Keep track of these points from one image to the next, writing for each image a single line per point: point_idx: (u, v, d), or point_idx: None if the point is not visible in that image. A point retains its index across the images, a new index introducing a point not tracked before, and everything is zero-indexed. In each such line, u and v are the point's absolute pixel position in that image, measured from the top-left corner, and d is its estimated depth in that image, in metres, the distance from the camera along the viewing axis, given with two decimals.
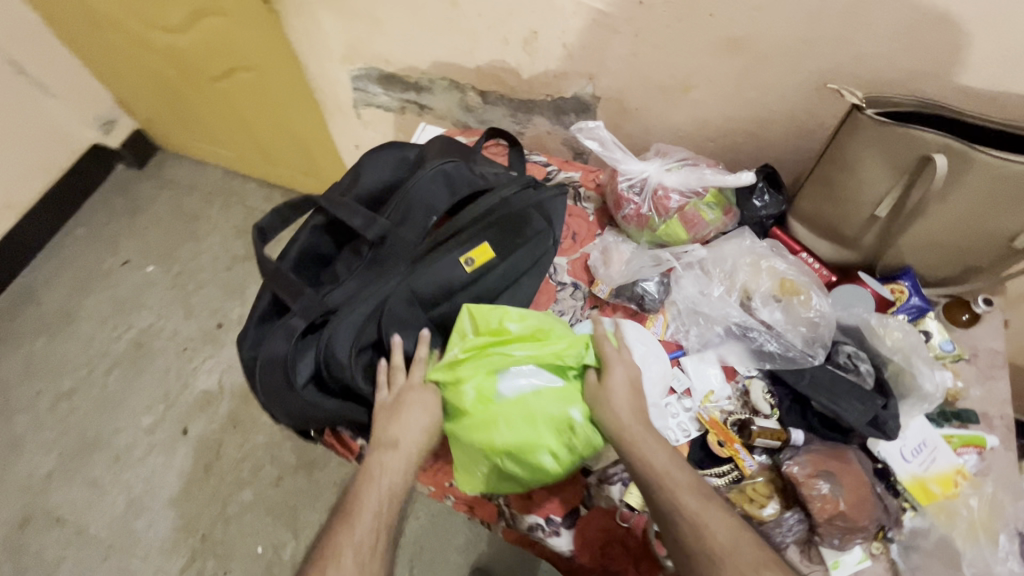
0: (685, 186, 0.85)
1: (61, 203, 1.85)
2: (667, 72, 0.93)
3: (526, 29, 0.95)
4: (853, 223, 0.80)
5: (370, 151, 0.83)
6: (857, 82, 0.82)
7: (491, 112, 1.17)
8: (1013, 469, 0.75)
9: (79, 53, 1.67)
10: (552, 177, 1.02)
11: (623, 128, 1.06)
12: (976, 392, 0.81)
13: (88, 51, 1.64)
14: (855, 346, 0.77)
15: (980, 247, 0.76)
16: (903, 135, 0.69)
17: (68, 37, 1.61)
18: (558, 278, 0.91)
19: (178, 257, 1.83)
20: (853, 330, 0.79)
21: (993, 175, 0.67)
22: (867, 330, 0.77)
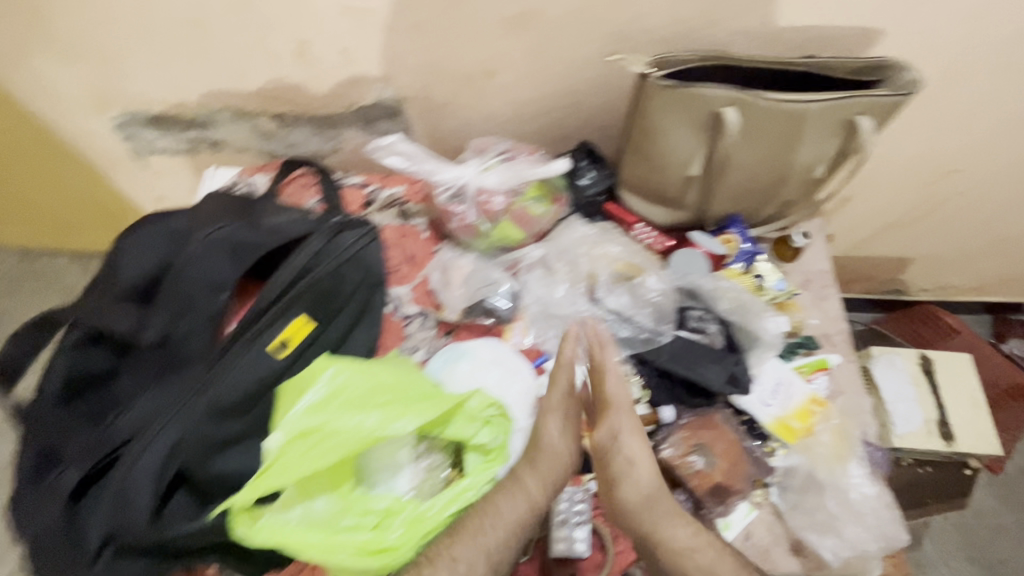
0: (504, 186, 0.79)
1: None
2: (463, 61, 0.85)
3: (294, 40, 0.82)
4: (675, 186, 0.79)
5: (129, 231, 0.68)
6: (647, 41, 0.80)
7: (294, 135, 1.03)
8: (856, 378, 0.81)
9: None
10: (373, 199, 0.91)
11: (440, 126, 0.97)
12: (815, 316, 0.85)
13: None
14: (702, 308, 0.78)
15: (788, 183, 0.78)
16: (692, 96, 0.67)
17: None
18: (402, 311, 0.82)
19: None
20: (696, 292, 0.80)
21: (780, 118, 0.68)
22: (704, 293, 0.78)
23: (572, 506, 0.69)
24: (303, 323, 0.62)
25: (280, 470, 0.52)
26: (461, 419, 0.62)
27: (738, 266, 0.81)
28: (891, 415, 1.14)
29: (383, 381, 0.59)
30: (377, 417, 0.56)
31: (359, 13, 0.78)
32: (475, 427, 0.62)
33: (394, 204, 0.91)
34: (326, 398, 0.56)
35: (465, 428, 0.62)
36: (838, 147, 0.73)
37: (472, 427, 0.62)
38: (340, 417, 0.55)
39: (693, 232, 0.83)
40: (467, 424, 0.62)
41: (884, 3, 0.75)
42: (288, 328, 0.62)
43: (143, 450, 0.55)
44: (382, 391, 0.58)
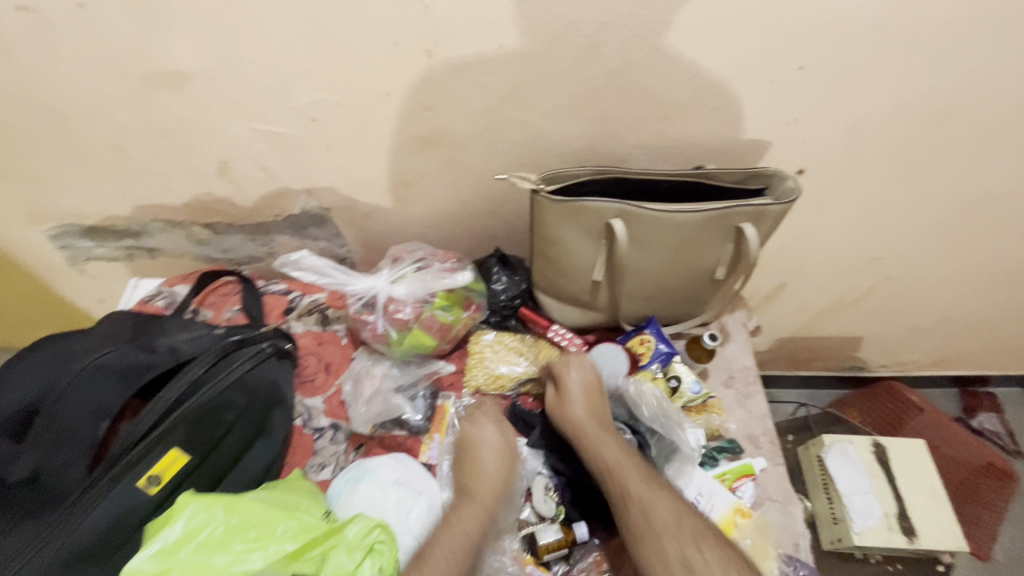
0: (414, 296, 0.80)
1: None
2: (380, 175, 0.89)
3: (214, 160, 0.86)
4: (583, 290, 0.80)
5: (16, 357, 0.67)
6: (550, 156, 0.85)
7: (227, 242, 1.05)
8: (783, 483, 0.78)
9: None
10: (295, 306, 0.91)
11: (367, 231, 1.00)
12: (739, 416, 0.83)
13: None
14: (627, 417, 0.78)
15: (693, 284, 0.80)
16: (581, 210, 0.70)
17: None
18: (313, 424, 0.80)
19: None
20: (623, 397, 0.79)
21: (669, 228, 0.71)
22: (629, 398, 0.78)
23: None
24: (176, 456, 0.62)
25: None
26: (339, 553, 0.57)
27: (655, 366, 0.81)
28: (847, 508, 1.11)
29: (245, 521, 0.57)
30: (226, 559, 0.54)
31: (274, 135, 0.82)
32: (356, 558, 0.58)
33: (315, 310, 0.91)
34: (178, 541, 0.54)
35: (342, 564, 0.57)
36: (732, 252, 0.75)
37: (349, 562, 0.57)
38: (186, 562, 0.53)
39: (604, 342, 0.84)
40: (347, 558, 0.57)
41: (764, 117, 0.80)
42: (158, 463, 0.61)
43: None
44: (240, 530, 0.56)
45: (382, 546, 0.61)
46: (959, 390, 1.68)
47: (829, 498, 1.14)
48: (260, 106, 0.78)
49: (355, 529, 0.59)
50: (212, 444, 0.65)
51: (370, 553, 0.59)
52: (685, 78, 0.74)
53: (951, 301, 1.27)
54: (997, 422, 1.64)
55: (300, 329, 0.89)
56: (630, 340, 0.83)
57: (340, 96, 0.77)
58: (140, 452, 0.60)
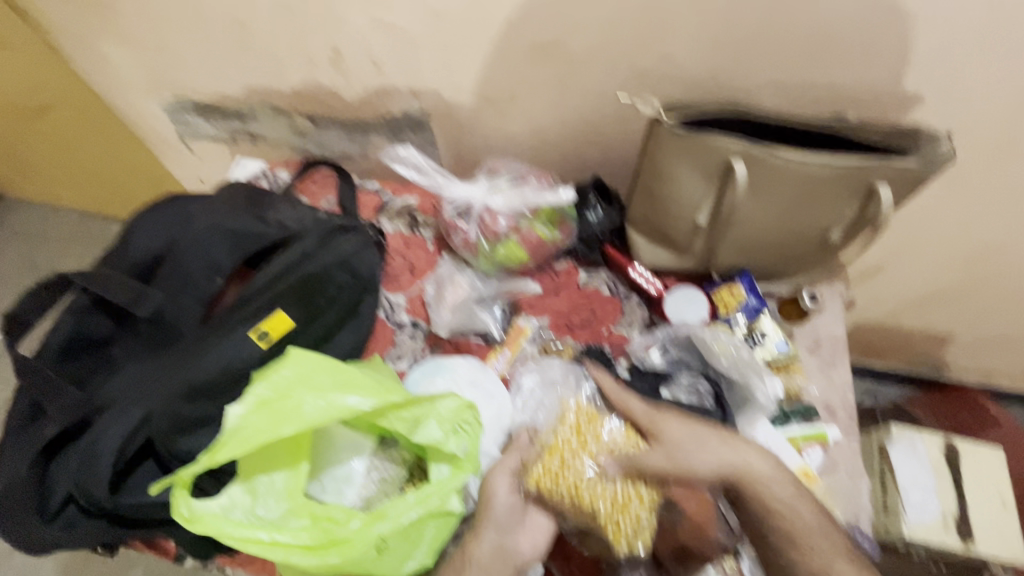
0: (511, 209, 0.79)
1: None
2: (488, 83, 0.87)
3: (330, 47, 0.86)
4: (681, 232, 0.77)
5: (145, 208, 0.72)
6: (672, 82, 0.79)
7: (325, 136, 1.07)
8: (854, 458, 0.76)
9: None
10: (387, 207, 0.93)
11: (462, 142, 0.99)
12: (819, 383, 0.80)
13: None
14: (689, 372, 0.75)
15: (801, 242, 0.75)
16: (702, 144, 0.66)
17: None
18: (395, 318, 0.83)
19: None
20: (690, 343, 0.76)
21: (793, 177, 0.65)
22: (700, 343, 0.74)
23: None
24: (284, 319, 0.65)
25: (234, 442, 0.50)
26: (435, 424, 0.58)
27: (739, 319, 0.78)
28: (902, 499, 1.07)
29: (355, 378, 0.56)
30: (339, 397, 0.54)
31: (391, 27, 0.81)
32: (443, 430, 0.58)
33: (405, 214, 0.92)
34: (294, 380, 0.54)
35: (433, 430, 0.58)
36: (856, 213, 0.69)
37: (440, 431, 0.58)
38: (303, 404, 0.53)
39: (687, 289, 0.81)
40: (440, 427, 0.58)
41: (922, 67, 0.71)
42: (267, 321, 0.65)
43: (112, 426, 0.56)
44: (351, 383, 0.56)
45: (471, 426, 0.59)
46: None
47: (883, 487, 1.10)
48: None
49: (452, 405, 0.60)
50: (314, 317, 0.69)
51: (463, 429, 0.59)
52: (845, 8, 0.66)
53: None
54: None
55: (389, 229, 0.91)
56: (716, 290, 0.80)
57: None
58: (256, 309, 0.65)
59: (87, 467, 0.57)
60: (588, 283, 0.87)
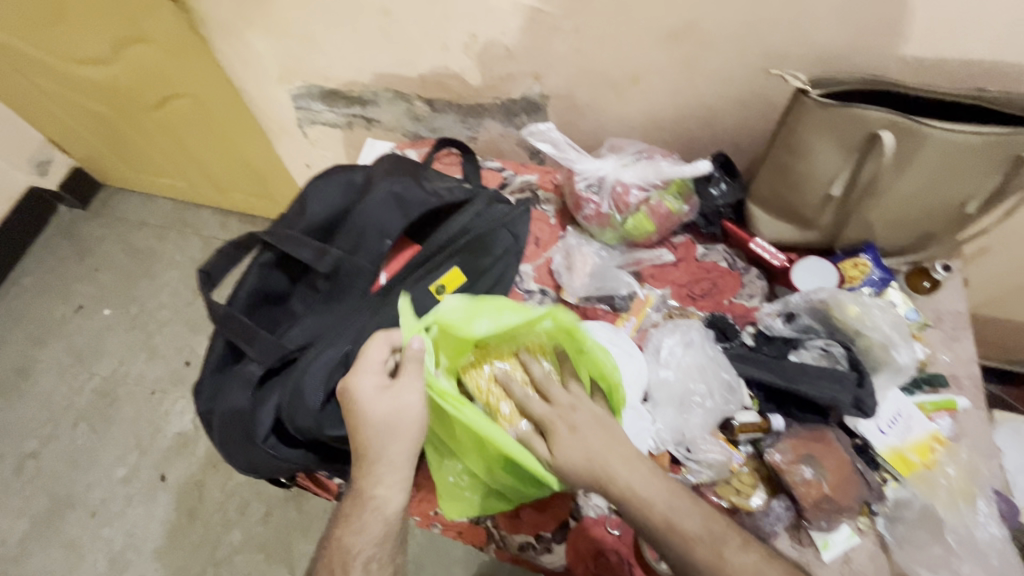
0: (643, 181, 0.83)
1: None
2: (613, 65, 0.91)
3: (465, 34, 0.93)
4: (811, 204, 0.80)
5: (316, 177, 0.80)
6: (800, 62, 0.82)
7: (441, 120, 1.14)
8: (986, 428, 0.77)
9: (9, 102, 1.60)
10: (509, 183, 0.99)
11: (575, 124, 1.04)
12: (943, 355, 0.82)
13: (15, 99, 1.57)
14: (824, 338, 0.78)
15: (933, 213, 0.76)
16: (847, 115, 0.69)
17: None
18: (525, 286, 0.89)
19: (133, 299, 1.75)
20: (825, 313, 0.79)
21: (938, 146, 0.68)
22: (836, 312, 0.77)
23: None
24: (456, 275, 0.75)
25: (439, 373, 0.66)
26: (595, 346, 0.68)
27: (866, 291, 0.81)
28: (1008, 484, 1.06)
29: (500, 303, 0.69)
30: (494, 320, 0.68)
31: (528, 13, 0.86)
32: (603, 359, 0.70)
33: (527, 190, 0.98)
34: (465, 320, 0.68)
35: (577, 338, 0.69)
36: (997, 183, 0.71)
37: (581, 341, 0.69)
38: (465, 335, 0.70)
39: (813, 260, 0.84)
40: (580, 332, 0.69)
41: None
42: (444, 277, 0.74)
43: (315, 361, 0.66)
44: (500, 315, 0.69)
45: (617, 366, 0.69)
46: None
47: None
48: None
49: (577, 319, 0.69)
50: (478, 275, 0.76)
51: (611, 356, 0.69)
52: None
53: None
54: None
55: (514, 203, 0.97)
56: (841, 262, 0.83)
57: None
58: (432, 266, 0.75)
59: (294, 398, 0.64)
60: (706, 257, 0.90)
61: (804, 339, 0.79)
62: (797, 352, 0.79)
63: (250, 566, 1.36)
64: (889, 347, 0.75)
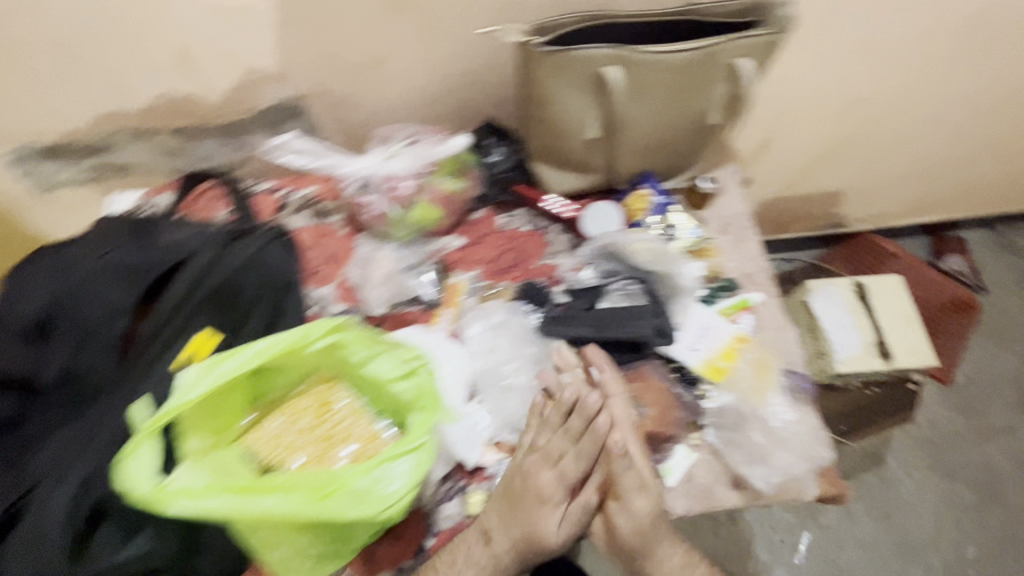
0: (411, 171, 0.78)
1: None
2: (351, 49, 0.84)
3: (170, 49, 0.80)
4: (578, 150, 0.79)
5: (15, 269, 0.66)
6: (529, 7, 0.80)
7: (201, 149, 0.99)
8: (779, 313, 0.83)
9: None
10: (286, 203, 0.89)
11: (345, 119, 0.96)
12: (734, 257, 0.87)
13: None
14: (621, 279, 0.80)
15: (683, 129, 0.79)
16: (569, 59, 0.68)
17: None
18: (328, 310, 0.82)
19: None
20: (614, 253, 0.81)
21: (658, 69, 0.69)
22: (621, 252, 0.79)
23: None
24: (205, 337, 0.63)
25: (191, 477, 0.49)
26: (383, 354, 0.60)
27: (652, 220, 0.83)
28: (831, 343, 1.19)
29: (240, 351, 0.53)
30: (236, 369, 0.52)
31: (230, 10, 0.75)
32: (395, 366, 0.60)
33: (308, 206, 0.89)
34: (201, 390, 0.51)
35: (356, 351, 0.60)
36: (723, 89, 0.75)
37: (364, 353, 0.60)
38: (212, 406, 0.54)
39: (599, 203, 0.84)
40: (359, 345, 0.59)
41: None
42: (190, 343, 0.63)
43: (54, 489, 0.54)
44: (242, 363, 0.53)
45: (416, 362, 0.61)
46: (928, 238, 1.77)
47: (814, 335, 1.22)
48: None
49: (351, 334, 0.58)
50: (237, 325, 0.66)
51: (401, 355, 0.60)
52: None
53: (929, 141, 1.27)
54: (959, 262, 1.75)
55: (297, 224, 0.88)
56: (627, 200, 0.84)
57: None
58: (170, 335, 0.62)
59: (41, 541, 0.53)
60: (509, 225, 0.88)
61: (608, 284, 0.80)
62: (604, 299, 0.79)
63: None
64: (675, 269, 0.78)
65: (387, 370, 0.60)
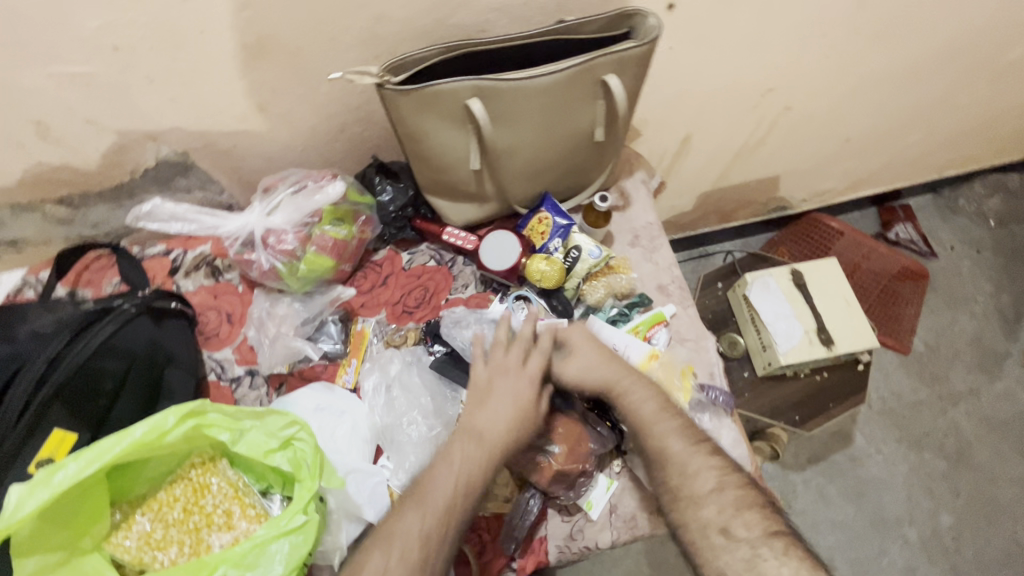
0: (292, 223, 0.77)
1: None
2: (224, 100, 0.80)
3: (27, 122, 0.75)
4: (467, 181, 0.77)
5: None
6: (402, 39, 0.76)
7: (93, 214, 0.95)
8: (695, 324, 0.82)
9: None
10: (180, 264, 0.85)
11: (238, 168, 0.92)
12: (646, 270, 0.86)
13: None
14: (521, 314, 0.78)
15: (573, 149, 0.77)
16: (432, 95, 0.64)
17: None
18: (228, 374, 0.78)
19: None
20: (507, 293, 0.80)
21: (528, 95, 0.66)
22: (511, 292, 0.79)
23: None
24: (62, 435, 0.58)
25: None
26: (253, 428, 0.57)
27: (554, 244, 0.79)
28: (772, 335, 1.18)
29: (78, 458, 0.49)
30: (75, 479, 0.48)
31: (80, 79, 0.71)
32: (268, 441, 0.57)
33: (203, 263, 0.85)
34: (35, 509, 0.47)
35: (222, 431, 0.56)
36: (604, 107, 0.72)
37: (230, 434, 0.56)
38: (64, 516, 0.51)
39: (496, 232, 0.81)
40: (225, 424, 0.56)
41: None
42: (44, 447, 0.57)
43: None
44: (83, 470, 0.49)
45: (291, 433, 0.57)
46: (875, 209, 1.75)
47: (757, 330, 1.22)
48: (46, 44, 0.66)
49: (213, 416, 0.55)
50: (105, 413, 0.62)
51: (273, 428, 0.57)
52: None
53: (854, 119, 1.26)
54: (913, 230, 1.71)
55: (191, 287, 0.84)
56: (529, 224, 0.82)
57: (134, 14, 0.65)
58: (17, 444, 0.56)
59: None
60: (413, 262, 0.85)
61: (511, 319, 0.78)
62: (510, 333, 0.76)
63: None
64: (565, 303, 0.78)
65: (258, 443, 0.57)
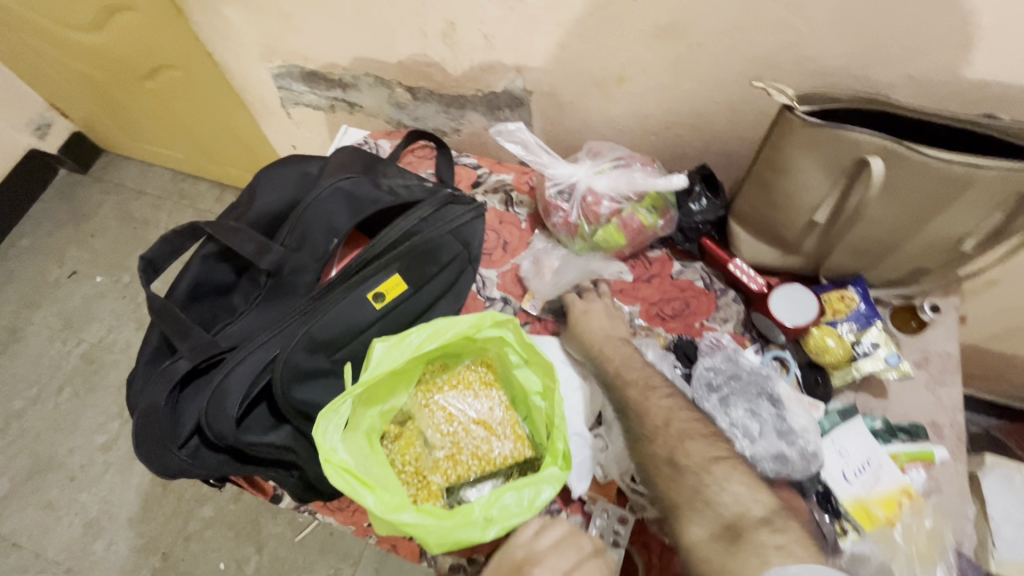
0: (615, 191, 0.80)
1: (10, 202, 1.70)
2: (599, 62, 0.85)
3: (443, 21, 0.87)
4: (793, 228, 0.74)
5: (269, 167, 0.76)
6: (796, 74, 0.75)
7: (423, 110, 1.08)
8: (962, 482, 0.71)
9: (27, 79, 1.55)
10: (482, 181, 0.94)
11: (558, 123, 0.98)
12: (924, 400, 0.76)
13: (39, 79, 1.53)
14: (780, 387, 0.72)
15: (926, 248, 0.70)
16: (836, 137, 0.62)
17: (6, 59, 1.49)
18: (486, 293, 0.84)
19: (111, 267, 1.66)
20: (760, 371, 0.73)
21: (932, 176, 0.61)
22: (772, 382, 0.72)
23: (612, 524, 0.68)
24: (397, 283, 0.68)
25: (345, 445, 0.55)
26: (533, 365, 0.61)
27: (847, 327, 0.74)
28: (992, 533, 1.00)
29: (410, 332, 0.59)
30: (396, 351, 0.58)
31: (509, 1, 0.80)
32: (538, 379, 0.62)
33: (500, 190, 0.93)
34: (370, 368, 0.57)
35: (512, 354, 0.62)
36: (998, 222, 0.64)
37: (518, 359, 0.62)
38: (388, 383, 0.62)
39: (787, 286, 0.77)
40: (515, 351, 0.62)
41: None
42: (383, 283, 0.67)
43: (241, 362, 0.62)
44: (412, 342, 0.59)
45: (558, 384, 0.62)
46: None
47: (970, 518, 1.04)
48: None
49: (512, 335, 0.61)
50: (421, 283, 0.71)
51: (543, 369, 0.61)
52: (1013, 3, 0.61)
53: None
54: None
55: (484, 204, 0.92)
56: (827, 293, 0.77)
57: None
58: (370, 274, 0.67)
59: (218, 402, 0.61)
60: (682, 275, 0.84)
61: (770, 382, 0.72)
62: (770, 396, 0.71)
63: (220, 542, 1.28)
64: (792, 404, 0.70)
65: (535, 382, 0.61)
